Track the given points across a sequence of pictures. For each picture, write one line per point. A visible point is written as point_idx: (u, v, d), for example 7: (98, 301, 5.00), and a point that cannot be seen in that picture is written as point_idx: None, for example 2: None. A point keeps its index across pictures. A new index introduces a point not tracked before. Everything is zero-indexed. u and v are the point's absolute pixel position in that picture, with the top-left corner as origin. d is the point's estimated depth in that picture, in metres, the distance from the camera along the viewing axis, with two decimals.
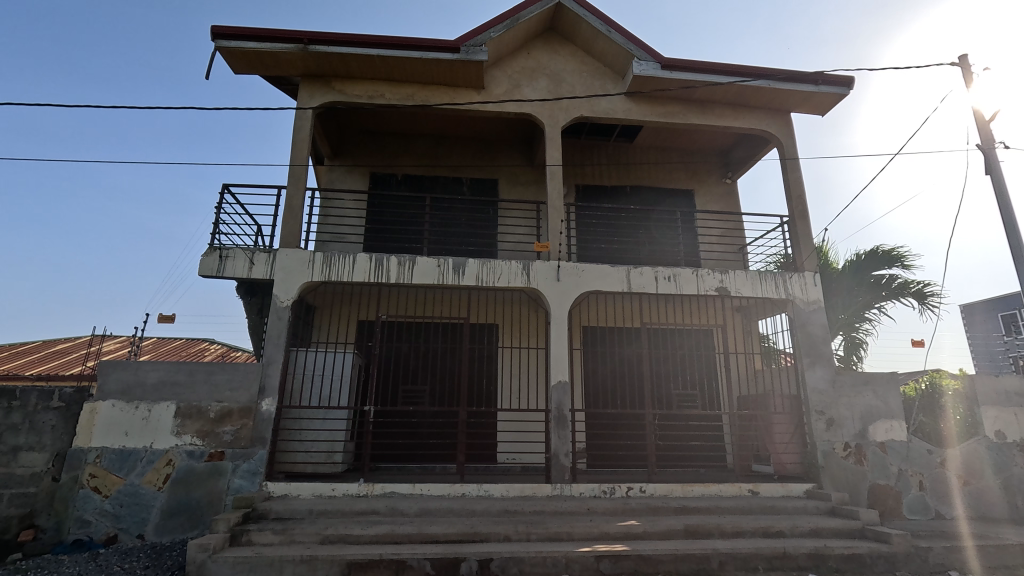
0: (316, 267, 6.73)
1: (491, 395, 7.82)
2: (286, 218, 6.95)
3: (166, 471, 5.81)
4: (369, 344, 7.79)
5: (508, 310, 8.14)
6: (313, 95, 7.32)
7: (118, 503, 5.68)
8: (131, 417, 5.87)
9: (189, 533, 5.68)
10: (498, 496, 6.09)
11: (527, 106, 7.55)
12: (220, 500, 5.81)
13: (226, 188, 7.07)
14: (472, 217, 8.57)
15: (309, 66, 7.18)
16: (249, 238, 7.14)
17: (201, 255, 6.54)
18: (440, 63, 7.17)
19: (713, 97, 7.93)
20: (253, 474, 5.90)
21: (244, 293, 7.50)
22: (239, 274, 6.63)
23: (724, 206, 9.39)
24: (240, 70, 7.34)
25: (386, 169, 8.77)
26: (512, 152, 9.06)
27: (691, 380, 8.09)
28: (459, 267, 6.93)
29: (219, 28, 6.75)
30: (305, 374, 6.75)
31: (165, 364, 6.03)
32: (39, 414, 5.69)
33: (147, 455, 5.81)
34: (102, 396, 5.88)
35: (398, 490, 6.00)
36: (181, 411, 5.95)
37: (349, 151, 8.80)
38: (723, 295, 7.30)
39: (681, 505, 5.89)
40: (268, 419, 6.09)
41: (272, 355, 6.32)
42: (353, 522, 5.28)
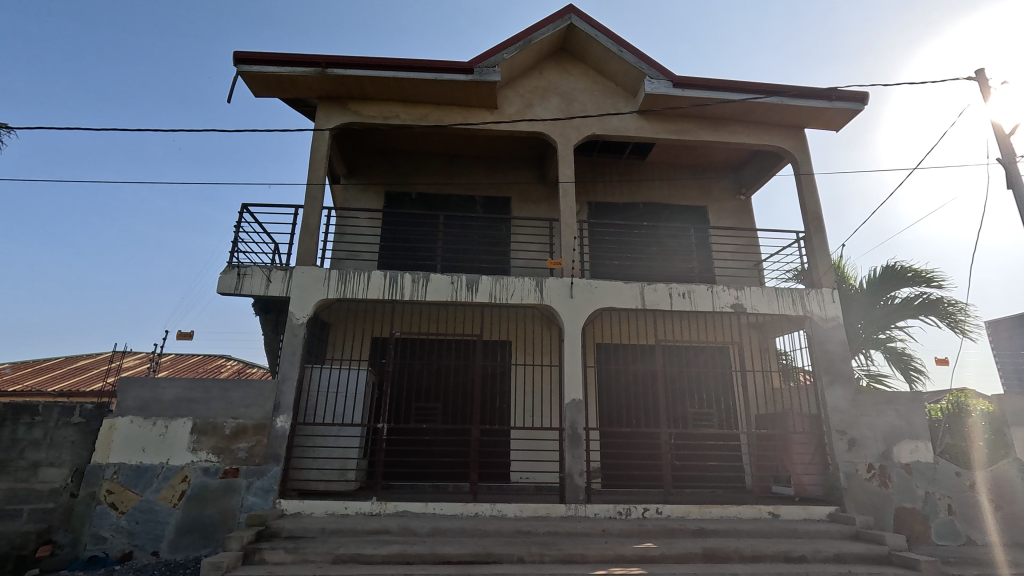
0: (331, 284, 6.81)
1: (504, 413, 7.77)
2: (302, 237, 7.07)
3: (181, 488, 5.84)
4: (382, 361, 7.84)
5: (521, 326, 8.14)
6: (329, 117, 7.49)
7: (133, 520, 5.72)
8: (149, 433, 5.94)
9: (202, 551, 5.68)
10: (511, 516, 6.00)
11: (538, 125, 7.64)
12: (234, 518, 5.81)
13: (245, 207, 7.23)
14: (484, 235, 8.65)
15: (326, 88, 7.37)
16: (266, 256, 7.26)
17: (220, 272, 6.67)
18: (454, 84, 7.31)
19: (725, 114, 7.95)
20: (266, 492, 5.92)
21: (260, 310, 7.61)
22: (256, 292, 6.73)
23: (737, 222, 9.35)
24: (260, 94, 7.56)
25: (400, 188, 8.90)
26: (523, 170, 9.15)
27: (707, 399, 7.97)
28: (472, 283, 6.97)
29: (241, 53, 6.99)
30: (319, 391, 6.79)
31: (182, 381, 6.12)
32: (60, 429, 5.81)
33: (163, 472, 5.86)
34: (120, 412, 5.96)
35: (410, 509, 5.96)
36: (197, 427, 6.00)
37: (364, 170, 8.96)
38: (739, 312, 7.22)
39: (699, 527, 5.73)
40: (282, 436, 6.12)
41: (287, 372, 6.38)
42: (364, 541, 5.24)
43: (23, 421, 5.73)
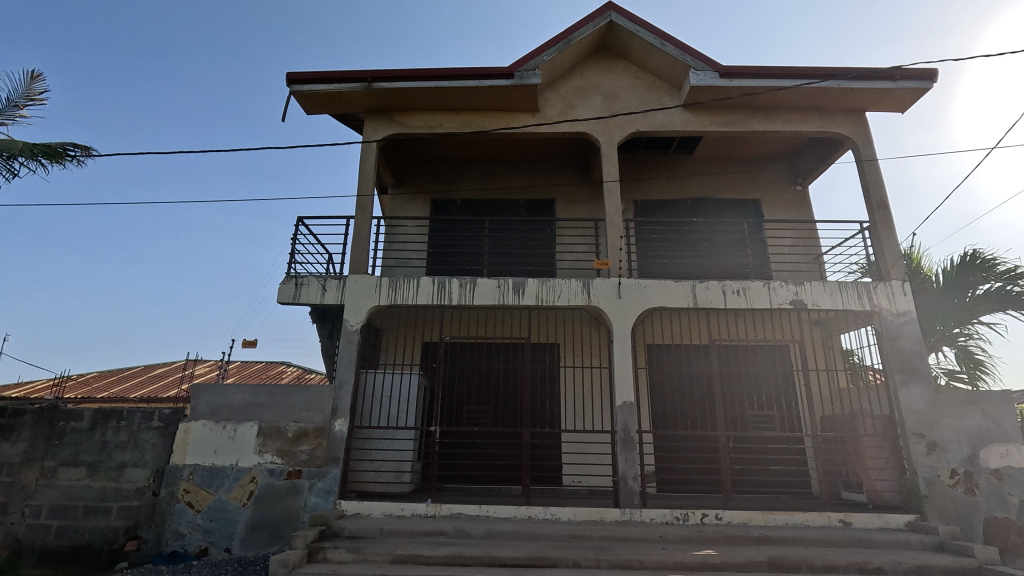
0: (382, 291, 7.01)
1: (554, 416, 7.74)
2: (354, 246, 7.32)
3: (250, 488, 6.17)
4: (433, 365, 8.00)
5: (569, 328, 8.08)
6: (376, 129, 7.73)
7: (208, 518, 6.07)
8: (220, 436, 6.31)
9: (270, 548, 5.96)
10: (565, 520, 5.95)
11: (581, 125, 7.58)
12: (299, 517, 6.07)
13: (301, 220, 7.56)
14: (529, 238, 8.65)
15: (373, 102, 7.61)
16: (321, 266, 7.57)
17: (279, 283, 7.01)
18: (495, 89, 7.37)
19: (777, 102, 7.61)
20: (327, 492, 6.15)
21: (317, 318, 7.94)
22: (313, 300, 7.02)
23: (793, 215, 8.92)
24: (311, 111, 7.91)
25: (445, 195, 9.06)
26: (567, 171, 9.11)
27: (767, 400, 7.63)
28: (519, 286, 6.99)
29: (294, 74, 7.33)
30: (374, 395, 7.00)
31: (248, 387, 6.47)
32: (142, 433, 6.27)
33: (233, 473, 6.20)
34: (194, 417, 6.36)
35: (464, 511, 6.03)
36: (263, 431, 6.33)
37: (410, 180, 9.19)
38: (799, 308, 6.87)
39: (763, 534, 5.48)
40: (340, 439, 6.35)
41: (344, 377, 6.62)
42: (421, 542, 5.35)
43: (111, 425, 6.24)
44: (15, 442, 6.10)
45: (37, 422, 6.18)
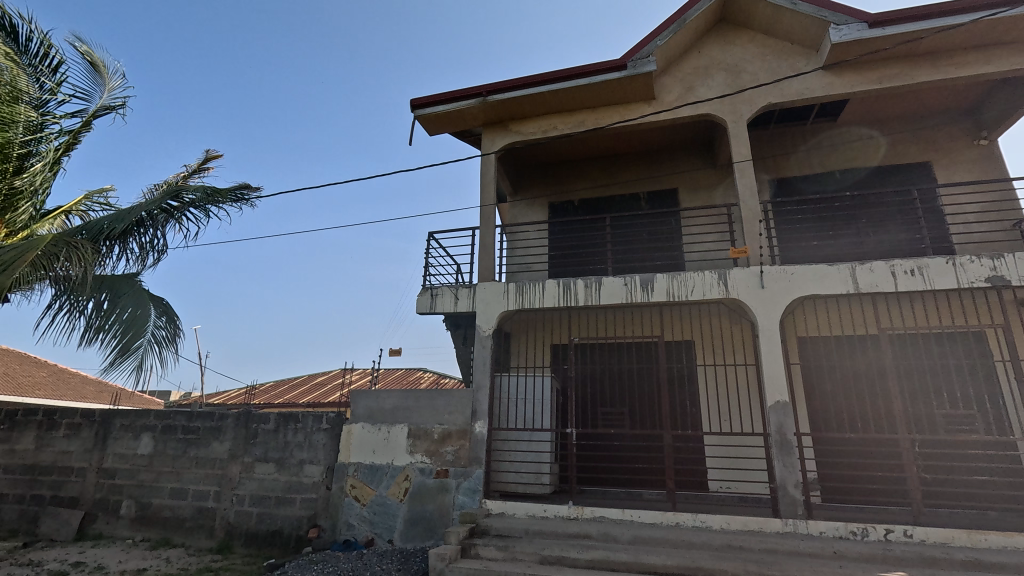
0: (510, 296, 7.20)
1: (695, 418, 7.30)
2: (481, 255, 7.63)
3: (405, 485, 6.69)
4: (563, 367, 8.01)
5: (705, 324, 7.58)
6: (494, 140, 8.00)
7: (373, 511, 6.69)
8: (377, 437, 6.94)
9: (426, 542, 6.40)
10: (718, 529, 5.55)
11: (704, 106, 7.10)
12: (449, 514, 6.44)
13: (431, 235, 8.08)
14: (653, 231, 8.30)
15: (489, 115, 7.89)
16: (452, 276, 8.00)
17: (417, 295, 7.54)
18: (609, 84, 7.22)
19: (948, 44, 6.43)
20: (473, 491, 6.45)
21: (451, 325, 8.41)
22: (448, 309, 7.43)
23: (980, 175, 7.45)
24: (434, 132, 8.42)
25: (563, 197, 9.07)
26: (689, 158, 8.60)
27: (960, 398, 6.43)
28: (648, 283, 6.72)
29: (417, 100, 7.87)
30: (509, 398, 7.20)
31: (397, 392, 7.04)
32: (315, 433, 7.14)
33: (390, 470, 6.77)
34: (355, 419, 7.08)
35: (607, 515, 5.92)
36: (412, 432, 6.84)
37: (528, 186, 9.36)
38: (999, 287, 5.70)
39: (972, 558, 4.60)
40: (481, 440, 6.61)
41: (480, 381, 6.90)
42: (567, 544, 5.35)
43: (291, 427, 7.20)
44: (222, 440, 7.30)
45: (236, 424, 7.34)
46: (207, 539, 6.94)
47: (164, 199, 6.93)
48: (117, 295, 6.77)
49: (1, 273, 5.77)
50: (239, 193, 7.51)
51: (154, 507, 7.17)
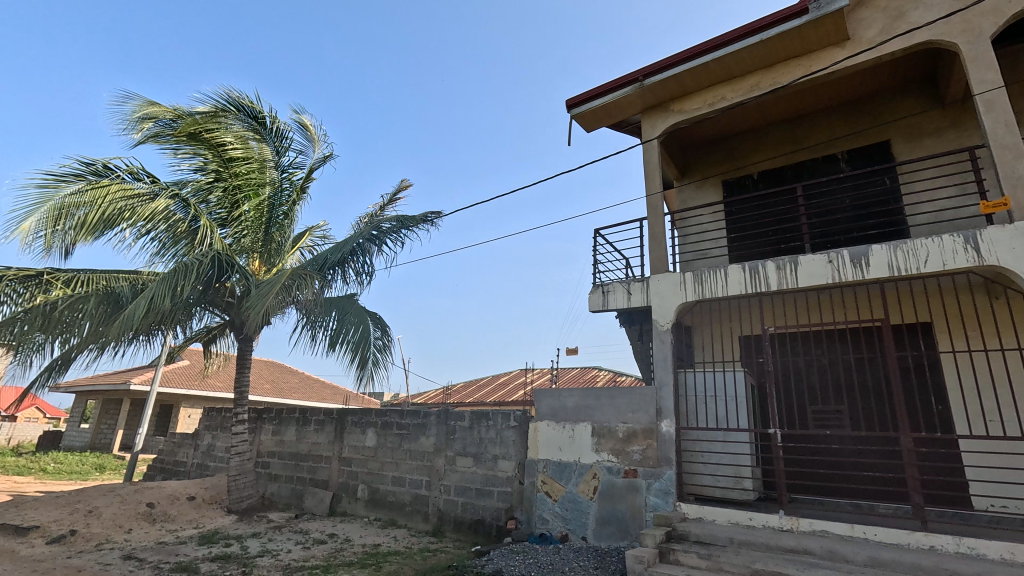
0: (688, 287, 6.72)
1: (943, 418, 5.92)
2: (652, 246, 7.29)
3: (594, 483, 6.68)
4: (757, 360, 7.20)
5: (947, 301, 6.10)
6: (655, 124, 7.60)
7: (565, 507, 6.83)
8: (562, 434, 7.07)
9: (621, 542, 6.30)
10: (995, 559, 4.38)
11: (922, 33, 5.74)
12: (642, 515, 6.24)
13: (597, 232, 8.01)
14: (860, 196, 6.99)
15: (648, 99, 7.52)
16: (623, 271, 7.80)
17: (589, 293, 7.51)
18: (787, 35, 6.31)
19: None
20: (666, 493, 6.15)
21: (625, 321, 8.20)
22: (621, 305, 7.25)
23: None
24: (591, 128, 8.35)
25: (739, 172, 8.21)
26: (904, 101, 7.06)
27: None
28: (860, 257, 5.66)
29: (572, 99, 7.88)
30: (697, 395, 6.72)
31: (578, 390, 7.09)
32: (505, 430, 7.59)
33: (578, 468, 6.84)
34: (540, 417, 7.32)
35: (831, 530, 5.12)
36: (597, 430, 6.81)
37: (696, 167, 8.69)
38: None
39: None
40: (670, 440, 6.28)
41: (663, 378, 6.57)
42: (783, 559, 4.75)
43: (483, 424, 7.77)
44: (428, 435, 8.21)
45: (438, 421, 8.18)
46: (423, 523, 7.86)
47: (370, 235, 8.13)
48: (341, 314, 8.08)
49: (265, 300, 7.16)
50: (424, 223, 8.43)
51: (381, 492, 8.37)
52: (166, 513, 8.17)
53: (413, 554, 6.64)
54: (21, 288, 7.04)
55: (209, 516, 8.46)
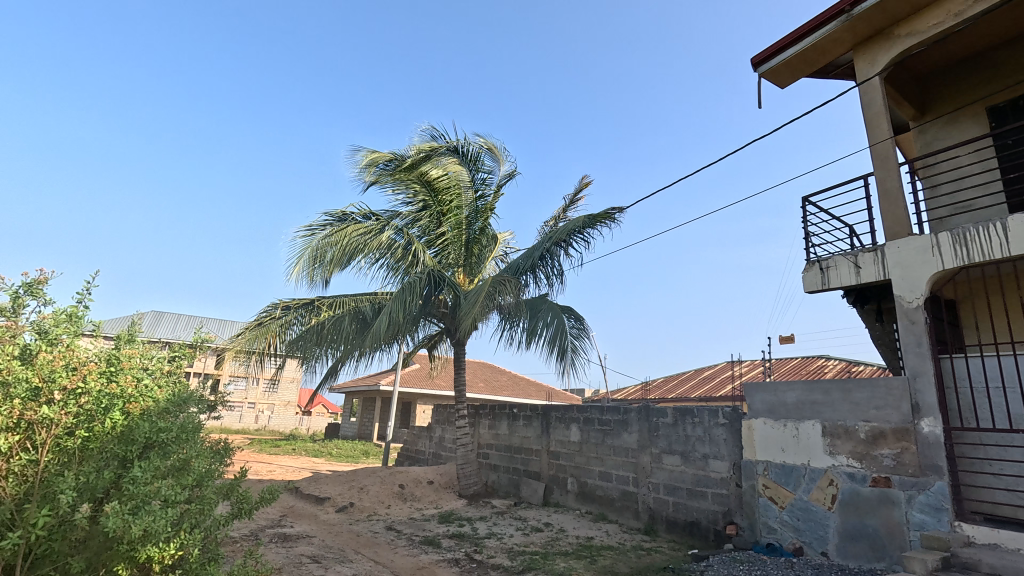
0: (945, 250, 5.34)
1: None
2: (885, 207, 5.98)
3: (832, 491, 5.73)
4: None
5: None
6: (875, 61, 6.23)
7: (795, 516, 6.01)
8: (783, 434, 6.23)
9: (877, 563, 5.29)
10: None
11: None
12: (904, 534, 5.14)
13: (806, 200, 6.92)
14: None
15: (861, 31, 6.22)
16: (845, 241, 6.58)
17: (803, 271, 6.52)
18: None
19: None
20: (937, 509, 4.97)
21: (856, 301, 6.89)
22: (848, 282, 6.11)
23: None
24: (786, 83, 7.24)
25: (1013, 92, 6.22)
26: None
27: None
28: None
29: (759, 56, 6.94)
30: (973, 387, 5.28)
31: (799, 384, 6.20)
32: (714, 428, 7.05)
33: (808, 473, 5.95)
34: (754, 414, 6.58)
35: None
36: (829, 430, 5.83)
37: (941, 100, 6.87)
38: None
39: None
40: (936, 443, 5.06)
41: (918, 367, 5.32)
42: None
43: (689, 421, 7.35)
44: (631, 432, 8.11)
45: (639, 418, 8.02)
46: (634, 520, 7.77)
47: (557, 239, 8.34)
48: (537, 314, 8.54)
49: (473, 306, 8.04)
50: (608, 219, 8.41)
51: (589, 486, 8.57)
52: (413, 493, 9.71)
53: (627, 550, 6.62)
54: (304, 314, 8.89)
55: (446, 498, 9.77)
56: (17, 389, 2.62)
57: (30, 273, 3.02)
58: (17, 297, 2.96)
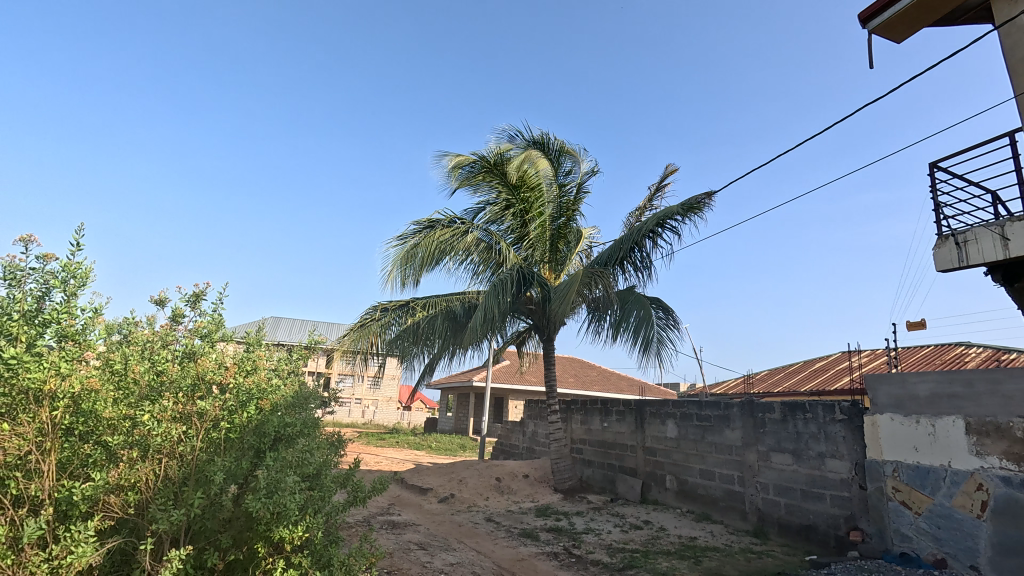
0: None
1: None
2: None
3: (981, 497, 5.01)
4: None
5: None
6: (1016, 1, 5.68)
7: (934, 524, 5.34)
8: (916, 431, 5.56)
9: None
10: None
11: None
12: None
13: (934, 166, 6.09)
14: None
15: None
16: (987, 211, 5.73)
17: (934, 248, 5.76)
18: None
19: None
20: None
21: (1004, 279, 5.96)
22: (993, 257, 5.29)
23: None
24: (899, 37, 6.38)
25: None
26: None
27: None
28: None
29: (867, 10, 6.11)
30: None
31: (934, 375, 5.49)
32: (830, 424, 6.47)
33: (949, 475, 5.26)
34: (878, 410, 5.92)
35: None
36: (974, 428, 5.10)
37: None
38: None
39: None
40: None
41: None
42: None
43: (800, 417, 6.81)
44: (734, 428, 7.66)
45: (743, 413, 7.56)
46: (741, 521, 7.33)
47: (644, 227, 8.06)
48: (623, 305, 8.35)
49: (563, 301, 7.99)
50: (700, 202, 7.97)
51: (690, 484, 8.22)
52: (510, 486, 9.93)
53: (735, 553, 6.26)
54: (401, 315, 9.41)
55: (541, 492, 9.88)
56: (178, 389, 3.10)
57: (192, 286, 3.46)
58: (179, 307, 3.39)
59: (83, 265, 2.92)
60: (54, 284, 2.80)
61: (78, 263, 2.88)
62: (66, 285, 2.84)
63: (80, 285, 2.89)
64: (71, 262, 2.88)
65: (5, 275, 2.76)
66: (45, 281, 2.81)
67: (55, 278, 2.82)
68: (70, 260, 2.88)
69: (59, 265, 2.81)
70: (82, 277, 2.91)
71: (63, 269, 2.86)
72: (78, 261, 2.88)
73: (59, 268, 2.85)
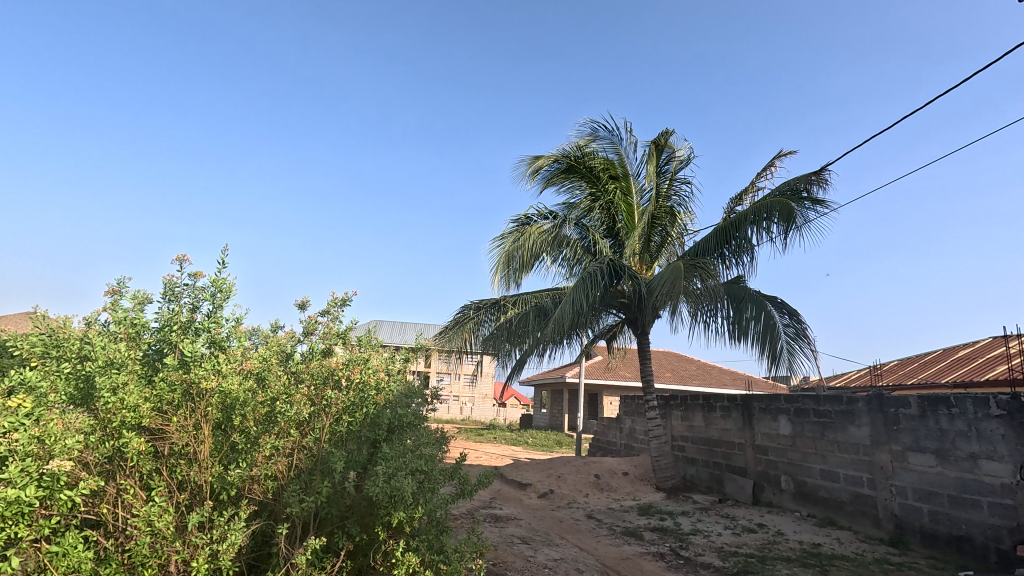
0: None
1: None
2: None
3: None
4: None
5: None
6: None
7: None
8: None
9: None
10: None
11: None
12: None
13: None
14: None
15: None
16: None
17: None
18: None
19: None
20: None
21: None
22: None
23: None
24: None
25: None
26: None
27: None
28: None
29: None
30: None
31: None
32: (983, 422, 5.60)
33: None
34: None
35: None
36: None
37: None
38: None
39: None
40: None
41: None
42: None
43: (943, 412, 5.98)
44: (860, 425, 6.90)
45: (870, 408, 6.79)
46: (874, 528, 6.58)
47: (752, 216, 7.56)
48: (737, 304, 7.97)
49: (672, 280, 7.54)
50: (810, 183, 7.39)
51: (810, 486, 7.55)
52: (609, 484, 9.76)
53: (869, 563, 5.65)
54: (492, 313, 9.62)
55: (643, 491, 9.60)
56: (311, 377, 3.44)
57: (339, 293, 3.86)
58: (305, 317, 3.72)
59: (228, 280, 3.33)
60: (207, 296, 3.25)
61: (224, 279, 3.31)
62: (215, 297, 3.27)
63: (225, 297, 3.31)
64: (219, 278, 3.30)
65: (165, 292, 3.23)
66: (195, 295, 3.28)
67: (207, 293, 3.26)
68: (218, 276, 3.31)
69: (210, 282, 3.26)
70: (229, 291, 3.32)
71: (214, 284, 3.28)
72: (225, 277, 3.31)
73: (209, 283, 3.28)
